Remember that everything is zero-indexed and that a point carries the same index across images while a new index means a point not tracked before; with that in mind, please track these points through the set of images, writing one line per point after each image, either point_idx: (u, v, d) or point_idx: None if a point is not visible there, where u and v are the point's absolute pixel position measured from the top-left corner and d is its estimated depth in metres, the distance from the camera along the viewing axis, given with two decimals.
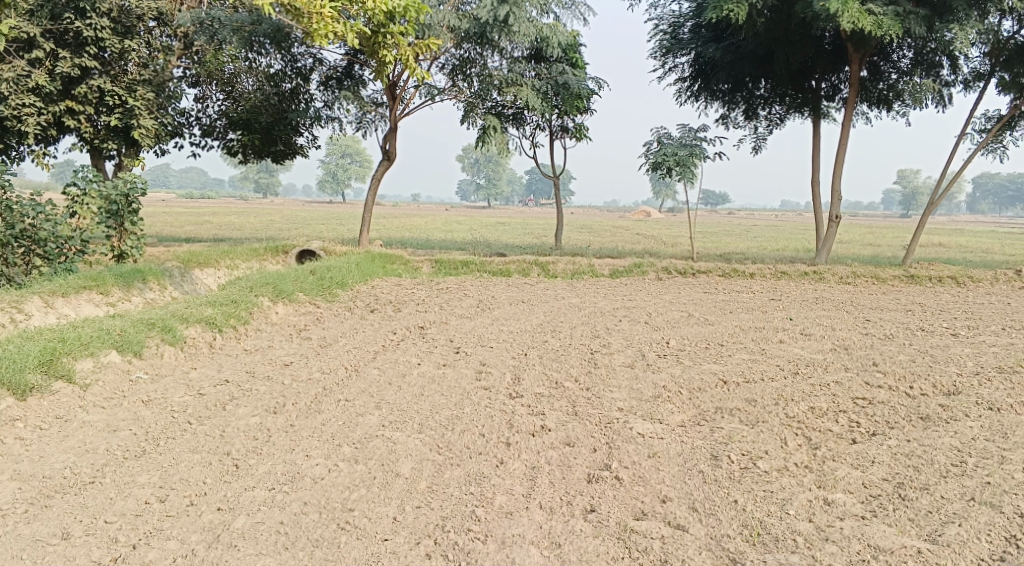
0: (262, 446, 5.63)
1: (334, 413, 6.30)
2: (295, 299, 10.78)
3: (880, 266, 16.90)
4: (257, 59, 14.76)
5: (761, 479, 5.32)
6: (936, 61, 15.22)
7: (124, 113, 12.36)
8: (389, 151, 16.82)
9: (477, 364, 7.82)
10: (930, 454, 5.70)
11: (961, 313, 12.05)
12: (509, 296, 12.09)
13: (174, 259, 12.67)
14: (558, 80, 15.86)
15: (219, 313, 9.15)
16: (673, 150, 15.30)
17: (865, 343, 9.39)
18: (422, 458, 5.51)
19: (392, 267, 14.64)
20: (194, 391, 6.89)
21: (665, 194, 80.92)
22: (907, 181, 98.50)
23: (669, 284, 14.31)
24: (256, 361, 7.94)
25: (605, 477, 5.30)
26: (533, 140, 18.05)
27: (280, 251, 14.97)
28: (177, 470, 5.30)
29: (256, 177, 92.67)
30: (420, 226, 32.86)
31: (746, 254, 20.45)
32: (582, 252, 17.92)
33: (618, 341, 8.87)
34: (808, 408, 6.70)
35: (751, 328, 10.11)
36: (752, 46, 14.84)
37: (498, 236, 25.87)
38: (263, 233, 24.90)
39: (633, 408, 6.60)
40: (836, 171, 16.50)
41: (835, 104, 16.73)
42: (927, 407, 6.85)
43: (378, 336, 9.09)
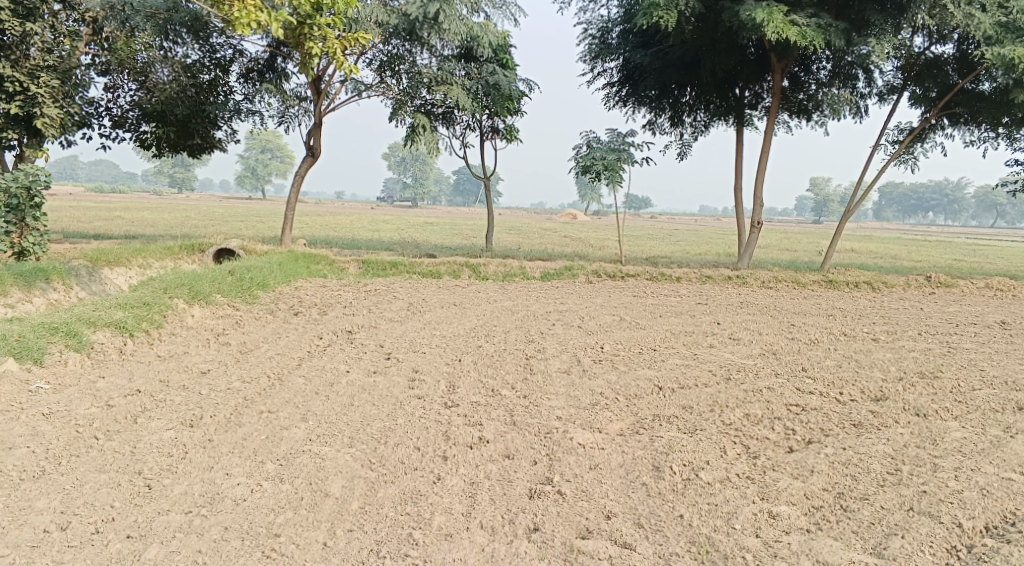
0: (177, 464, 5.20)
1: (257, 427, 5.90)
2: (213, 301, 10.20)
3: (799, 271, 17.32)
4: (173, 49, 14.01)
5: (704, 491, 5.22)
6: (853, 74, 15.70)
7: (25, 100, 11.49)
8: (313, 148, 16.28)
9: (409, 372, 7.50)
10: (865, 462, 5.72)
11: (879, 318, 12.40)
12: (439, 298, 11.79)
13: (82, 257, 11.86)
14: (488, 80, 15.64)
15: (130, 317, 8.55)
16: (602, 153, 15.31)
17: (792, 347, 9.51)
18: (353, 475, 5.19)
19: (318, 267, 14.14)
20: (102, 402, 6.36)
21: (590, 197, 81.68)
22: (819, 188, 102.39)
23: (598, 287, 14.28)
24: (170, 369, 7.43)
25: (547, 493, 5.10)
26: (462, 140, 17.80)
27: (197, 250, 14.26)
28: (81, 493, 4.83)
29: (172, 172, 89.30)
30: (343, 225, 32.13)
31: (671, 258, 20.68)
32: (511, 254, 17.75)
33: (552, 346, 8.70)
34: (744, 415, 6.67)
35: (683, 333, 10.11)
36: (680, 53, 14.95)
37: (426, 237, 25.42)
38: (179, 230, 23.79)
39: (572, 416, 6.43)
40: (758, 178, 16.83)
41: (758, 112, 17.05)
42: (858, 413, 6.92)
43: (303, 341, 8.66)
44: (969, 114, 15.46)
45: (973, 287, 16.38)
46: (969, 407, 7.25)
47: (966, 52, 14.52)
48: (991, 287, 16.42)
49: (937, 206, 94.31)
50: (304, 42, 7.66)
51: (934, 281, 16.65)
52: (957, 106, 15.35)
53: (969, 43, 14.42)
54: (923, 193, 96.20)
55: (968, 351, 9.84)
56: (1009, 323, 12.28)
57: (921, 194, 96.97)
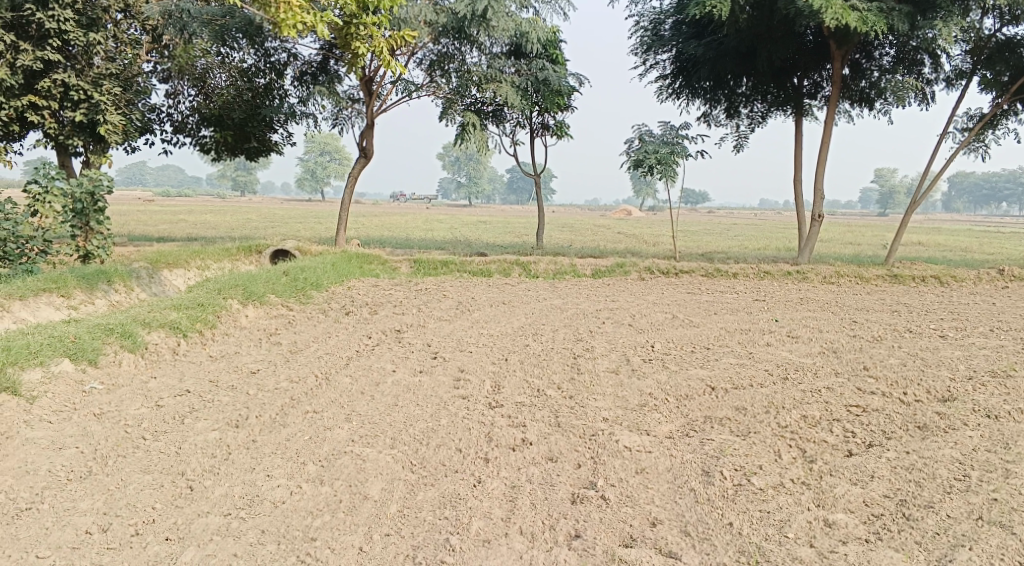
0: (220, 465, 5.26)
1: (300, 427, 5.89)
2: (266, 302, 10.31)
3: (863, 265, 16.66)
4: (230, 54, 14.25)
5: (756, 498, 5.00)
6: (918, 59, 15.05)
7: (89, 107, 11.78)
8: (365, 148, 16.39)
9: (455, 371, 7.42)
10: (930, 467, 5.40)
11: (948, 314, 11.84)
12: (489, 297, 11.71)
13: (142, 259, 12.15)
14: (538, 76, 15.47)
15: (184, 318, 8.71)
16: (655, 147, 15.01)
17: (853, 345, 9.12)
18: (393, 477, 5.13)
19: (370, 267, 14.22)
20: (152, 402, 6.45)
21: (646, 193, 80.72)
22: (884, 180, 99.21)
23: (652, 284, 14.00)
24: (221, 369, 7.51)
25: (590, 498, 4.95)
26: (513, 137, 17.69)
27: (254, 251, 14.49)
28: (124, 495, 4.91)
29: (234, 175, 91.75)
30: (398, 224, 32.41)
31: (728, 254, 20.18)
32: (563, 251, 17.58)
33: (601, 345, 8.52)
34: (800, 417, 6.39)
35: (738, 331, 9.80)
36: (734, 43, 14.54)
37: (479, 235, 25.39)
38: (239, 232, 24.28)
39: (619, 418, 6.25)
40: (818, 169, 16.28)
41: (818, 102, 16.50)
42: (924, 414, 6.56)
43: (352, 340, 8.67)
44: None
45: None
46: None
47: None
48: None
49: (1011, 196, 90.41)
50: (351, 42, 7.66)
51: (1008, 274, 15.84)
52: None
53: None
54: (996, 183, 92.28)
55: None
56: None
57: (994, 183, 93.01)
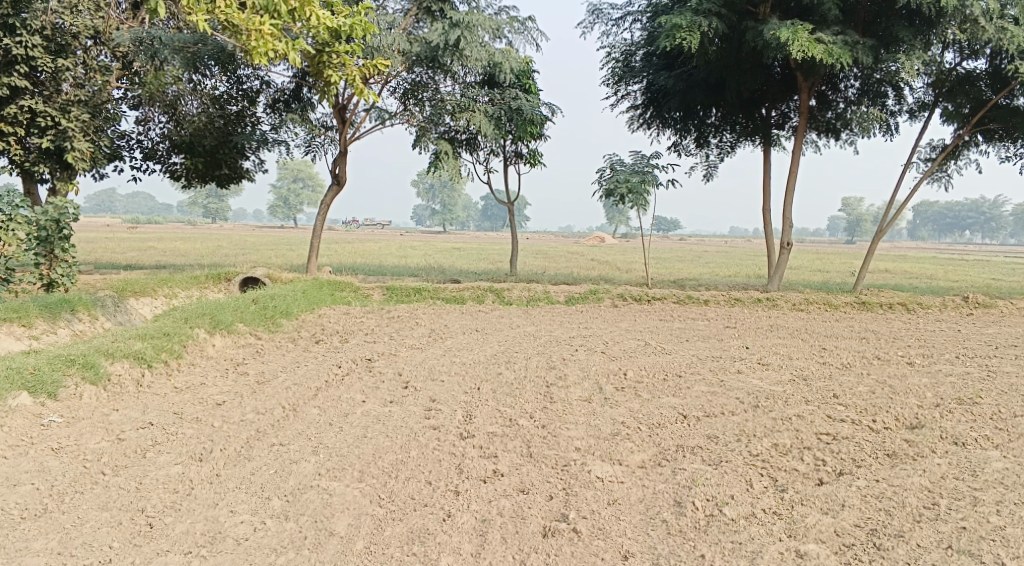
0: (182, 501, 5.12)
1: (266, 460, 5.77)
2: (235, 330, 10.15)
3: (831, 292, 16.88)
4: (201, 81, 14.18)
5: (728, 529, 4.97)
6: (882, 91, 15.40)
7: (56, 134, 11.61)
8: (338, 176, 16.33)
9: (427, 401, 7.34)
10: (900, 496, 5.41)
11: (915, 341, 11.99)
12: (462, 324, 11.64)
13: (108, 287, 11.93)
14: (511, 106, 15.57)
15: (149, 347, 8.53)
16: (626, 176, 15.14)
17: (823, 372, 9.18)
18: (360, 512, 5.03)
19: (341, 295, 14.11)
20: (113, 436, 6.29)
21: (618, 220, 81.33)
22: (851, 208, 101.08)
23: (624, 312, 14.04)
24: (186, 400, 7.35)
25: (562, 531, 4.89)
26: (486, 165, 17.76)
27: (223, 279, 14.31)
28: (80, 533, 4.76)
29: (205, 202, 91.03)
30: (371, 251, 32.28)
31: (700, 281, 20.34)
32: (536, 278, 17.60)
33: (573, 373, 8.48)
34: (771, 445, 6.39)
35: (710, 358, 9.83)
36: (704, 75, 14.77)
37: (453, 262, 25.36)
38: (209, 259, 24.00)
39: (591, 448, 6.20)
40: (787, 198, 16.54)
41: (785, 132, 16.79)
42: (893, 442, 6.60)
43: (322, 370, 8.55)
44: (1003, 130, 15.05)
45: (1013, 307, 15.84)
46: (1011, 435, 6.88)
47: (999, 67, 14.15)
48: None
49: (974, 224, 92.54)
50: (323, 70, 7.63)
51: (972, 301, 16.13)
52: (991, 122, 14.95)
53: (1002, 58, 14.06)
54: (959, 211, 94.42)
55: (1010, 375, 9.42)
56: None
57: (957, 212, 95.16)
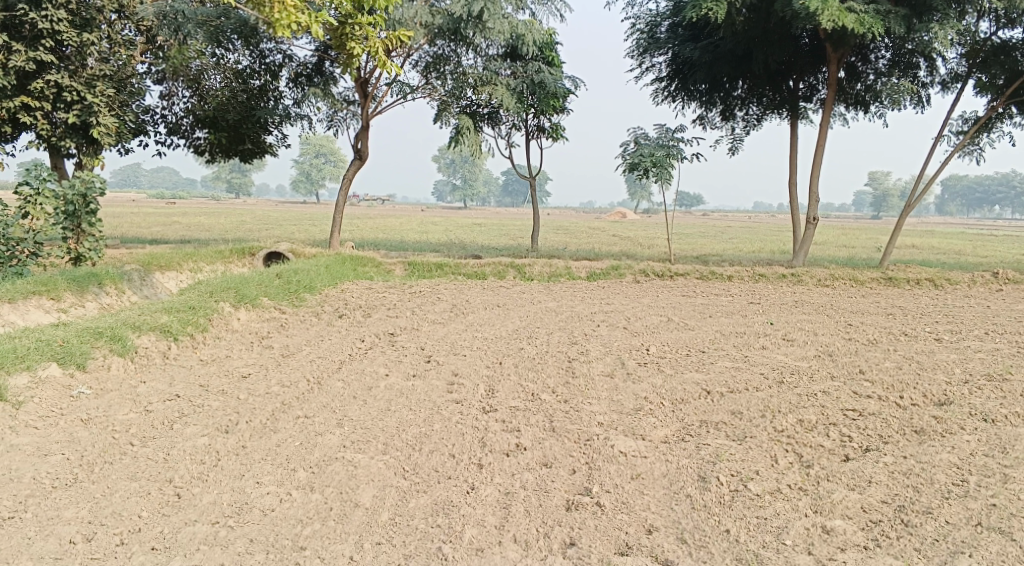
0: (209, 472, 5.18)
1: (291, 433, 5.81)
2: (259, 304, 10.22)
3: (857, 268, 16.65)
4: (224, 55, 14.16)
5: (753, 504, 4.94)
6: (913, 62, 15.04)
7: (82, 109, 11.65)
8: (360, 151, 16.31)
9: (449, 375, 7.34)
10: (928, 472, 5.35)
11: (942, 317, 11.82)
12: (484, 300, 11.63)
13: (134, 262, 12.04)
14: (534, 79, 15.41)
15: (175, 321, 8.62)
16: (650, 150, 14.97)
17: (849, 348, 9.08)
18: (384, 484, 5.06)
19: (364, 269, 14.15)
20: (141, 407, 6.36)
21: (640, 195, 80.73)
22: (877, 183, 99.52)
23: (647, 287, 13.95)
24: (212, 373, 7.41)
25: (585, 505, 4.88)
26: (508, 139, 17.64)
27: (247, 254, 14.39)
28: (110, 502, 4.83)
29: (229, 177, 91.61)
30: (393, 227, 32.33)
31: (723, 257, 20.17)
32: (558, 254, 17.53)
33: (596, 349, 8.45)
34: (796, 421, 6.33)
35: (733, 334, 9.74)
36: (730, 46, 14.50)
37: (474, 238, 25.35)
38: (233, 234, 24.18)
39: (614, 422, 6.18)
40: (813, 172, 16.28)
41: (813, 105, 16.48)
42: (921, 418, 6.51)
43: (345, 344, 8.59)
44: None
45: None
46: None
47: None
48: None
49: (1004, 199, 90.82)
50: (346, 43, 7.57)
51: (1002, 277, 15.84)
52: None
53: None
54: (989, 185, 92.65)
55: None
56: None
57: (987, 186, 93.39)
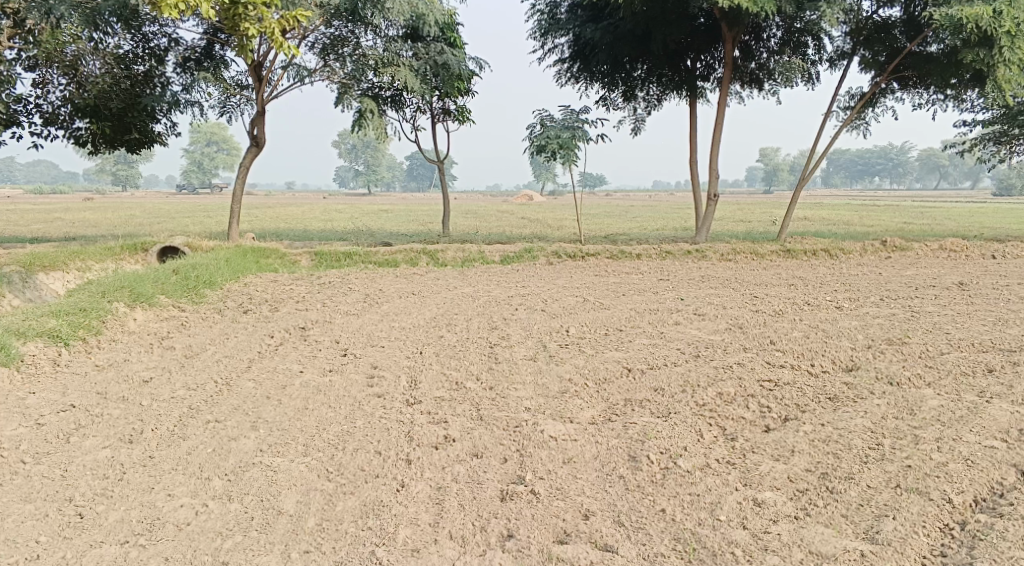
0: (114, 487, 4.81)
1: (202, 439, 5.46)
2: (156, 303, 9.62)
3: (757, 242, 17.19)
4: (103, 39, 13.22)
5: (685, 481, 4.97)
6: (802, 41, 15.56)
7: None
8: (257, 138, 15.62)
9: (367, 368, 7.10)
10: (846, 438, 5.51)
11: (840, 285, 12.33)
12: (396, 288, 11.35)
13: (14, 263, 11.12)
14: (436, 60, 15.11)
15: (64, 325, 8.00)
16: (556, 131, 14.94)
17: (758, 320, 9.32)
18: (308, 488, 4.82)
19: (268, 261, 13.58)
20: (31, 421, 5.84)
21: (543, 176, 81.18)
22: (768, 159, 103.68)
23: (559, 268, 13.97)
24: (110, 379, 6.90)
25: (520, 494, 4.79)
26: (413, 123, 17.27)
27: (140, 249, 13.55)
28: (2, 529, 4.42)
29: (114, 169, 86.86)
30: (293, 216, 31.28)
31: (630, 236, 20.44)
32: (469, 238, 17.34)
33: (515, 333, 8.36)
34: (717, 394, 6.43)
35: (647, 311, 9.84)
36: (630, 26, 14.60)
37: (382, 225, 24.81)
38: (121, 229, 22.82)
39: (541, 407, 6.10)
40: (713, 149, 16.67)
41: (710, 84, 16.85)
42: (833, 385, 6.72)
43: (254, 341, 8.18)
44: (917, 77, 15.44)
45: (927, 249, 16.47)
46: (940, 373, 7.12)
47: (914, 15, 14.42)
48: (945, 249, 16.53)
49: (883, 171, 96.32)
50: (239, 24, 7.16)
51: (890, 244, 16.67)
52: (906, 70, 15.30)
53: (916, 5, 14.33)
54: (869, 158, 97.98)
55: (932, 314, 9.77)
56: (967, 284, 12.31)
57: (868, 160, 98.77)
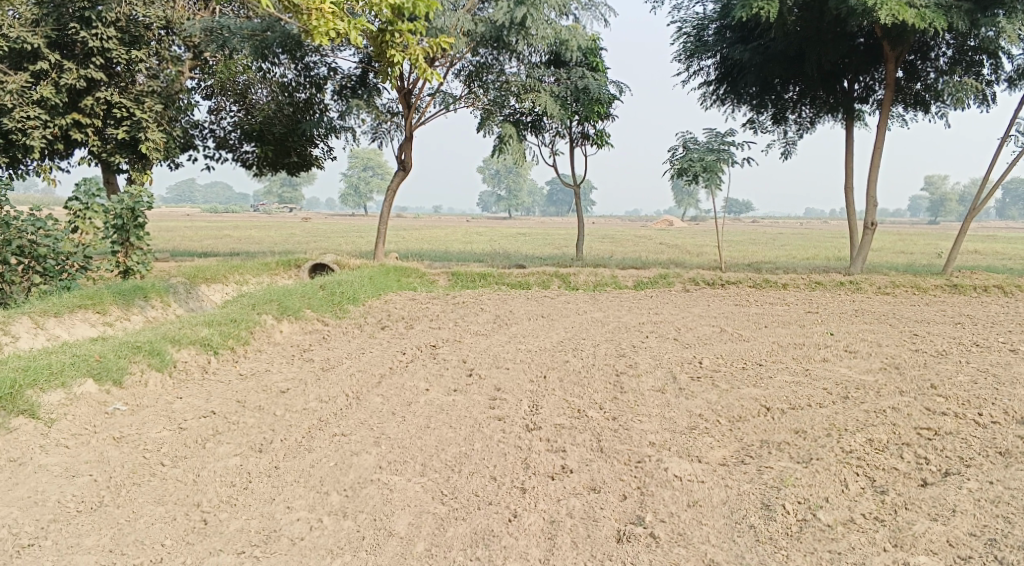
0: (238, 496, 4.96)
1: (326, 452, 5.54)
2: (302, 317, 10.03)
3: (918, 275, 15.83)
4: (271, 69, 14.05)
5: (825, 537, 4.52)
6: (976, 60, 14.28)
7: (131, 125, 11.60)
8: (404, 161, 16.17)
9: (491, 390, 7.01)
10: (1020, 500, 4.83)
11: (1016, 326, 11.07)
12: (528, 310, 11.29)
13: (180, 275, 11.97)
14: (578, 85, 15.07)
15: (215, 334, 8.46)
16: (699, 155, 14.47)
17: (916, 360, 8.49)
18: (421, 510, 4.76)
19: (407, 280, 13.95)
20: (174, 425, 6.17)
21: (687, 202, 79.47)
22: (934, 187, 96.47)
23: (696, 296, 13.44)
24: (250, 389, 7.20)
25: (639, 536, 4.52)
26: (553, 147, 17.31)
27: (292, 265, 14.29)
28: (134, 529, 4.66)
29: (280, 192, 93.76)
30: (438, 238, 32.32)
31: (776, 264, 19.46)
32: (605, 262, 17.09)
33: (645, 361, 8.04)
34: (866, 441, 5.84)
35: (791, 345, 9.21)
36: (782, 47, 13.92)
37: (519, 247, 24.93)
38: (280, 247, 24.27)
39: (667, 443, 5.77)
40: (872, 175, 15.59)
41: (869, 106, 15.81)
42: (1004, 439, 5.94)
43: (386, 356, 8.33)
44: None
45: None
46: None
47: None
48: None
49: None
50: (387, 50, 7.35)
51: None
52: None
53: None
54: None
55: None
56: None
57: None
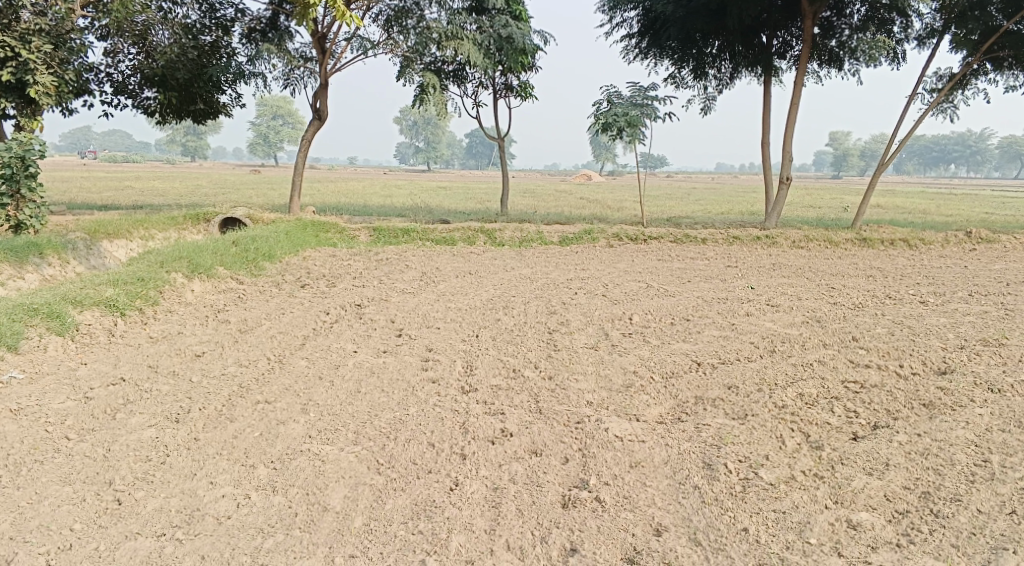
0: (155, 472, 4.62)
1: (250, 421, 5.20)
2: (215, 275, 9.47)
3: (830, 229, 16.27)
4: (172, 9, 13.14)
5: (768, 495, 4.54)
6: (888, 18, 14.54)
7: (17, 66, 10.58)
8: (319, 110, 15.44)
9: (422, 351, 6.77)
10: (946, 452, 4.96)
11: (923, 279, 11.49)
12: (454, 266, 11.00)
13: (79, 229, 11.10)
14: (501, 34, 14.63)
15: (122, 294, 7.86)
16: (623, 109, 14.33)
17: (836, 314, 8.67)
18: (356, 482, 4.56)
19: (327, 236, 13.41)
20: (79, 394, 5.69)
21: (604, 156, 79.92)
22: (837, 144, 100.18)
23: (621, 251, 13.43)
24: (162, 352, 6.73)
25: (584, 501, 4.45)
26: (475, 98, 16.88)
27: (201, 220, 13.51)
28: (37, 513, 4.28)
29: (184, 140, 89.07)
30: (354, 190, 31.33)
31: (694, 219, 19.65)
32: (528, 217, 16.88)
33: (576, 318, 7.93)
34: (797, 395, 5.89)
35: (716, 300, 9.28)
36: (705, 0, 13.81)
37: (440, 202, 24.42)
38: (187, 199, 22.97)
39: (604, 402, 5.67)
40: (787, 130, 15.85)
41: (786, 62, 15.99)
42: (926, 391, 6.08)
43: (309, 317, 7.94)
44: (1014, 57, 14.17)
45: (1016, 242, 15.32)
46: None
47: None
48: None
49: (960, 159, 91.94)
50: None
51: (975, 236, 15.58)
52: (1002, 50, 14.08)
53: None
54: (945, 146, 93.49)
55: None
56: None
57: (944, 146, 94.34)
